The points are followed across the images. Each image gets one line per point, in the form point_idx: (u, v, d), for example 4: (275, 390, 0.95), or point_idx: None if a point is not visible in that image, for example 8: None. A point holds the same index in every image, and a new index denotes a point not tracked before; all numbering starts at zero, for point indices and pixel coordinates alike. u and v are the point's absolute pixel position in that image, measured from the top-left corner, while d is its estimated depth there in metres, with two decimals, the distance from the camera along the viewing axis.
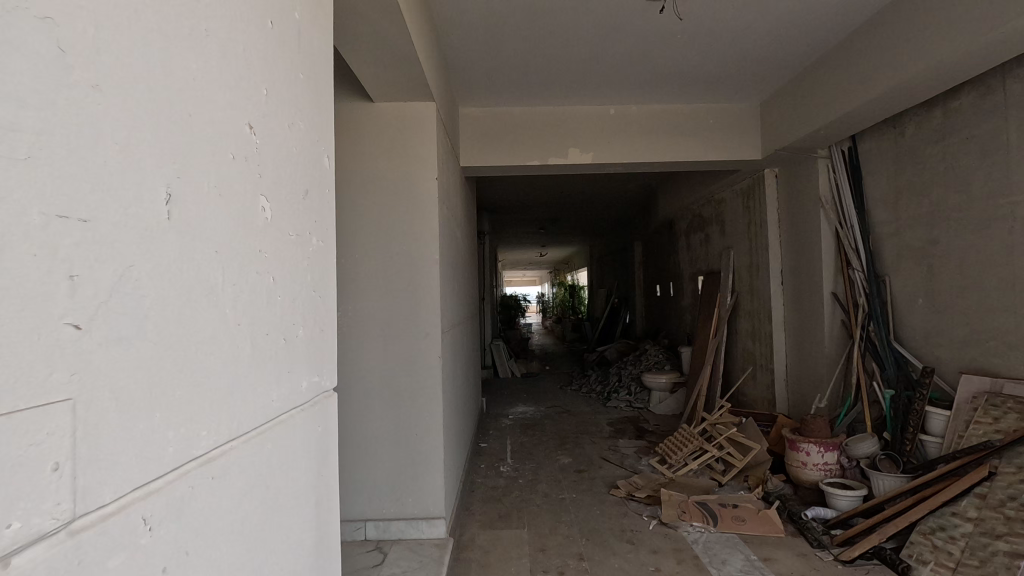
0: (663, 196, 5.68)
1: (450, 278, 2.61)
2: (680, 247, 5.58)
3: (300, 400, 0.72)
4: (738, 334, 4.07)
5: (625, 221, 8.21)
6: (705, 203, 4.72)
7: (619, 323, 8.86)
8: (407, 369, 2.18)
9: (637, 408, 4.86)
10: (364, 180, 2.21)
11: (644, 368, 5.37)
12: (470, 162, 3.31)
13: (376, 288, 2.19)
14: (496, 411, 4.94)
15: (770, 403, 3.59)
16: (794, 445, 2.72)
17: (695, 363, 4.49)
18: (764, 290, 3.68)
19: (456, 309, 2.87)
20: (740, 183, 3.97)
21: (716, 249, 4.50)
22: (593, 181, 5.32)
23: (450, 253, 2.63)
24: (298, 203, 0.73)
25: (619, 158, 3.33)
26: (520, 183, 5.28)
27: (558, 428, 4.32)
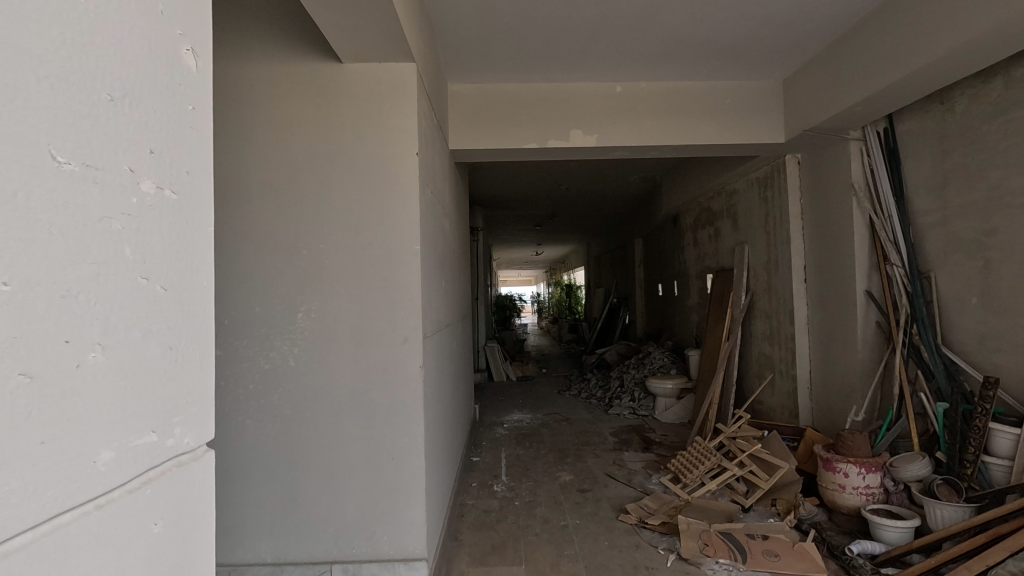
0: (667, 189, 5.33)
1: (435, 274, 2.25)
2: (686, 243, 5.23)
3: (99, 487, 0.38)
4: (754, 337, 3.73)
5: (625, 217, 7.86)
6: (715, 195, 4.37)
7: (619, 324, 8.50)
8: (383, 382, 1.83)
9: (642, 416, 4.51)
10: (328, 156, 1.84)
11: (648, 372, 5.02)
12: (460, 145, 2.95)
13: (345, 285, 1.84)
14: (490, 420, 4.58)
15: (792, 414, 3.26)
16: (830, 465, 2.38)
17: (706, 368, 4.15)
18: (784, 288, 3.35)
19: (444, 310, 2.52)
20: (755, 172, 3.63)
21: (728, 244, 4.16)
22: (594, 171, 4.96)
23: (435, 245, 2.28)
24: (101, 117, 0.39)
25: (628, 141, 2.98)
26: (516, 173, 4.93)
27: (557, 438, 3.98)
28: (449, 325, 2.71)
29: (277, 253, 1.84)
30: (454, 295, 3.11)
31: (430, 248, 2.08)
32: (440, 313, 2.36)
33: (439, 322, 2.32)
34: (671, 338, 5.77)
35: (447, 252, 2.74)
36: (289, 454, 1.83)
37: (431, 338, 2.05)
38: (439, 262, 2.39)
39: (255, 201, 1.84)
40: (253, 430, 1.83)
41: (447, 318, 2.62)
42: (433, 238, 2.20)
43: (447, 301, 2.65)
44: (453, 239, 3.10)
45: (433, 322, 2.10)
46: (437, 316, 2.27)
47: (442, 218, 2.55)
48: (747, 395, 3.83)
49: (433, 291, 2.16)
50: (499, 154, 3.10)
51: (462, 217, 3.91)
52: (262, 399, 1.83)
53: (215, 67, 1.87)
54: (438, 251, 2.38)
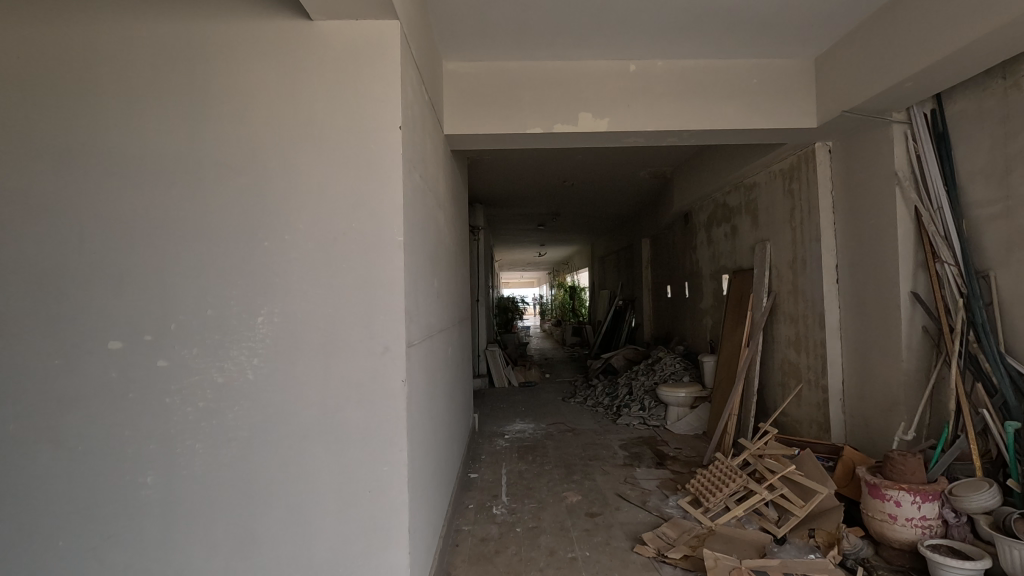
0: (678, 185, 5.03)
1: (426, 271, 1.97)
2: (699, 242, 4.92)
3: None
4: (777, 342, 3.42)
5: (632, 216, 7.57)
6: (733, 189, 4.06)
7: (625, 327, 8.20)
8: (359, 398, 1.54)
9: (654, 427, 4.20)
10: (294, 130, 1.56)
11: (659, 379, 4.71)
12: (455, 129, 2.65)
13: (314, 285, 1.55)
14: (491, 430, 4.28)
15: (823, 428, 2.95)
16: (878, 492, 2.07)
17: (723, 375, 3.85)
18: (812, 290, 3.04)
19: (436, 314, 2.23)
20: (779, 163, 3.33)
21: (747, 243, 3.87)
22: (601, 164, 4.66)
23: (425, 239, 1.98)
24: None
25: (643, 126, 2.69)
26: (519, 165, 4.64)
27: (562, 451, 3.68)
28: (442, 330, 2.42)
29: (234, 246, 1.54)
30: (450, 296, 2.82)
31: (418, 241, 1.80)
32: (431, 316, 2.07)
33: (430, 328, 2.03)
34: (682, 343, 5.46)
35: (440, 250, 2.45)
36: (246, 485, 1.53)
37: (419, 344, 1.77)
38: (430, 259, 2.10)
39: (208, 184, 1.55)
40: (204, 457, 1.53)
41: (440, 322, 2.34)
42: (422, 230, 1.91)
43: (440, 303, 2.36)
44: (449, 233, 2.81)
45: (421, 327, 1.82)
46: (427, 320, 1.97)
47: (434, 209, 2.25)
48: (768, 405, 3.52)
49: (423, 291, 1.88)
50: (499, 140, 2.81)
51: (460, 213, 3.61)
52: (214, 418, 1.53)
53: (158, 25, 1.57)
54: (429, 246, 2.09)
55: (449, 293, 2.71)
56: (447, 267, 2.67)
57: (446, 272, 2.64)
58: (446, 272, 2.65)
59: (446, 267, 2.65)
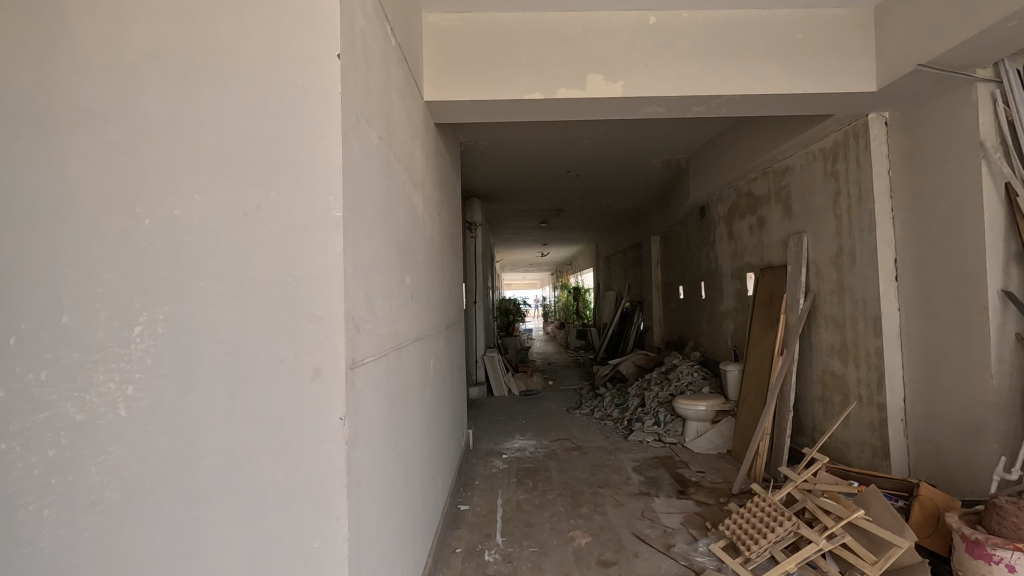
0: (694, 174, 4.56)
1: (390, 265, 1.50)
2: (718, 237, 4.45)
3: None
4: (817, 351, 2.95)
5: (641, 212, 7.10)
6: (760, 176, 3.59)
7: (633, 331, 7.73)
8: (281, 441, 1.08)
9: (671, 446, 3.73)
10: (188, 60, 1.10)
11: (675, 390, 4.23)
12: (437, 96, 2.19)
13: (214, 280, 1.08)
14: (486, 449, 3.80)
15: (879, 455, 2.48)
16: (981, 552, 1.59)
17: (751, 388, 3.38)
18: (864, 290, 2.56)
19: (409, 321, 1.77)
20: (820, 141, 2.86)
21: (777, 236, 3.39)
22: (609, 149, 4.18)
23: (390, 222, 1.52)
24: None
25: (664, 90, 2.23)
26: (518, 149, 4.17)
27: (567, 476, 3.20)
28: (419, 338, 1.95)
29: (100, 226, 1.07)
30: (433, 298, 2.35)
31: (375, 225, 1.34)
32: (399, 324, 1.60)
33: (397, 339, 1.57)
34: (698, 349, 4.98)
35: (417, 239, 1.99)
36: (115, 572, 1.06)
37: (376, 362, 1.31)
38: (398, 249, 1.64)
39: (57, 134, 1.07)
40: (55, 529, 1.06)
41: (415, 331, 1.87)
42: (383, 209, 1.45)
43: (416, 307, 1.90)
44: (431, 222, 2.34)
45: (380, 339, 1.36)
46: (392, 329, 1.52)
47: (406, 187, 1.79)
48: (806, 423, 3.04)
49: (384, 291, 1.42)
50: (491, 109, 2.35)
51: (449, 202, 3.14)
52: (69, 473, 1.06)
53: None
54: (397, 233, 1.62)
55: (430, 295, 2.24)
56: (427, 262, 2.20)
57: (426, 269, 2.17)
58: (426, 269, 2.18)
59: (426, 262, 2.18)
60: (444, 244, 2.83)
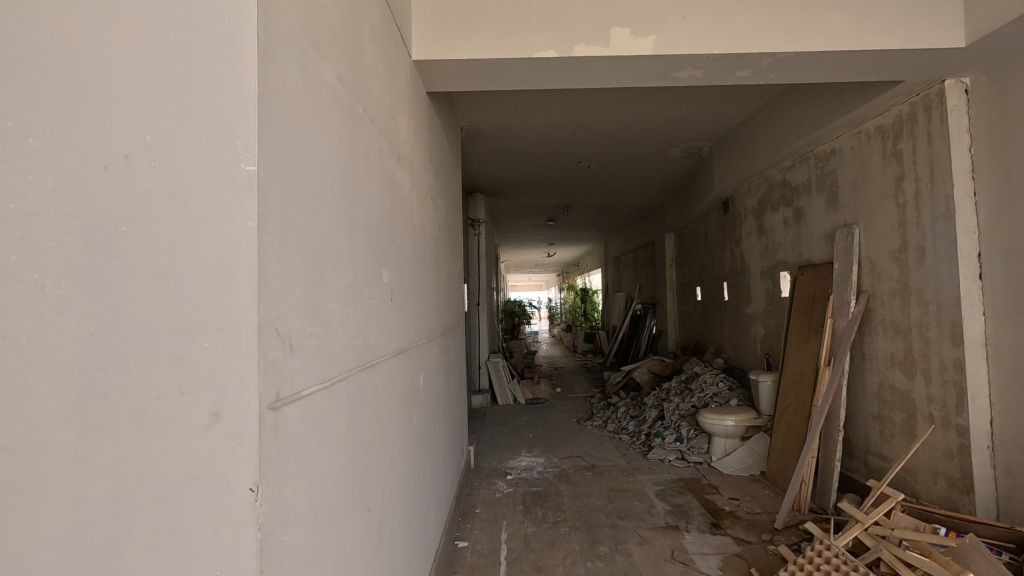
0: (718, 164, 4.16)
1: (355, 254, 1.11)
2: (745, 233, 4.04)
3: None
4: (872, 362, 2.54)
5: (654, 208, 6.70)
6: (797, 162, 3.19)
7: (645, 335, 7.33)
8: (155, 532, 0.64)
9: (696, 466, 3.34)
10: None
11: (698, 402, 3.83)
12: (427, 53, 1.80)
13: (27, 269, 0.59)
14: (490, 469, 3.41)
15: (958, 488, 2.06)
16: None
17: (790, 403, 2.97)
18: (937, 291, 2.15)
19: (388, 330, 1.38)
20: (877, 116, 2.46)
21: (818, 228, 2.99)
22: (626, 133, 3.78)
23: (356, 197, 1.13)
24: None
25: (704, 46, 1.83)
26: (524, 134, 3.78)
27: (581, 503, 2.81)
28: (403, 349, 1.56)
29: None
30: (425, 300, 1.96)
31: (328, 196, 0.96)
32: (370, 334, 1.21)
33: (366, 355, 1.18)
34: (721, 355, 4.58)
35: (402, 225, 1.60)
36: None
37: (325, 391, 0.92)
38: (371, 234, 1.25)
39: None
40: None
41: (397, 342, 1.49)
42: (345, 177, 1.06)
43: (398, 311, 1.51)
44: (422, 208, 1.96)
45: (334, 358, 0.97)
46: (358, 341, 1.13)
47: (385, 157, 1.40)
48: (858, 444, 2.64)
49: (343, 291, 1.03)
50: (494, 72, 1.96)
51: (447, 189, 2.76)
52: None
53: None
54: (369, 214, 1.23)
55: (419, 296, 1.85)
56: (416, 257, 1.81)
57: (415, 266, 1.79)
58: (415, 265, 1.79)
59: (415, 257, 1.79)
60: (440, 237, 2.45)
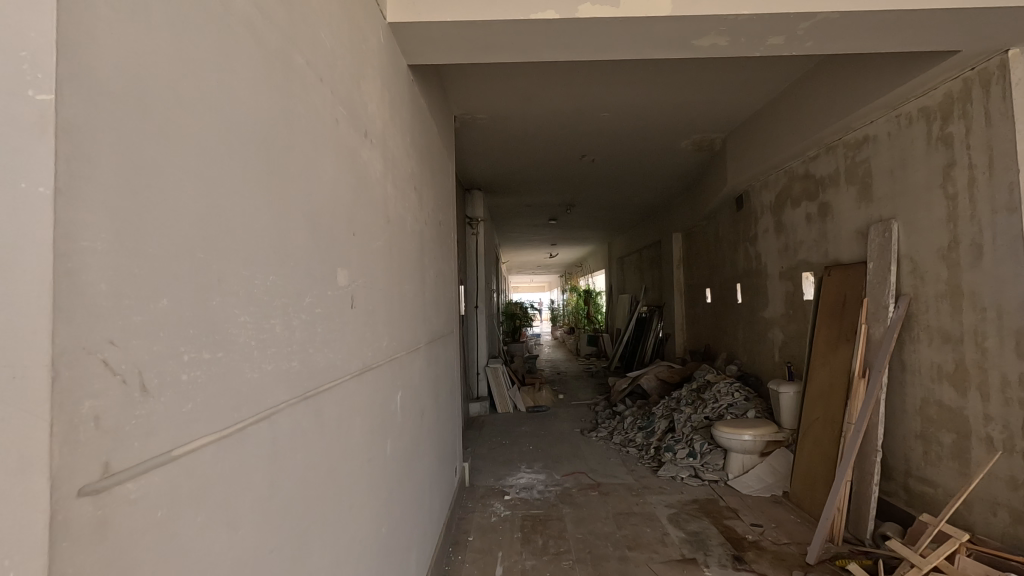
0: (732, 157, 3.87)
1: (286, 250, 0.83)
2: (761, 230, 3.76)
3: None
4: (914, 374, 2.25)
5: (661, 206, 6.42)
6: (823, 152, 2.91)
7: (651, 339, 7.04)
8: None
9: (712, 486, 3.06)
10: None
11: (712, 414, 3.54)
12: (404, 15, 1.53)
13: None
14: (486, 487, 3.13)
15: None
16: None
17: (818, 418, 2.68)
18: (997, 294, 1.86)
19: (344, 345, 1.10)
20: (921, 97, 2.18)
21: (847, 224, 2.71)
22: (633, 121, 3.50)
23: (288, 172, 0.85)
24: None
25: (733, 6, 1.55)
26: (523, 123, 3.50)
27: (586, 530, 2.52)
28: (371, 366, 1.28)
29: None
30: (405, 304, 1.69)
31: (229, 164, 0.67)
32: (315, 355, 0.94)
33: (307, 382, 0.90)
34: (734, 362, 4.29)
35: (371, 217, 1.32)
36: None
37: (221, 445, 0.63)
38: (317, 225, 0.97)
39: None
40: None
41: (361, 360, 1.21)
42: (267, 143, 0.78)
43: (363, 320, 1.23)
44: (401, 197, 1.68)
45: (241, 396, 0.68)
46: (293, 365, 0.85)
47: (344, 130, 1.13)
48: (896, 465, 2.35)
49: (261, 300, 0.74)
50: (485, 39, 1.69)
51: (437, 181, 2.48)
52: None
53: None
54: (313, 198, 0.95)
55: (397, 300, 1.58)
56: (392, 253, 1.53)
57: (390, 266, 1.51)
58: (391, 265, 1.51)
59: (391, 255, 1.52)
60: (427, 233, 2.17)
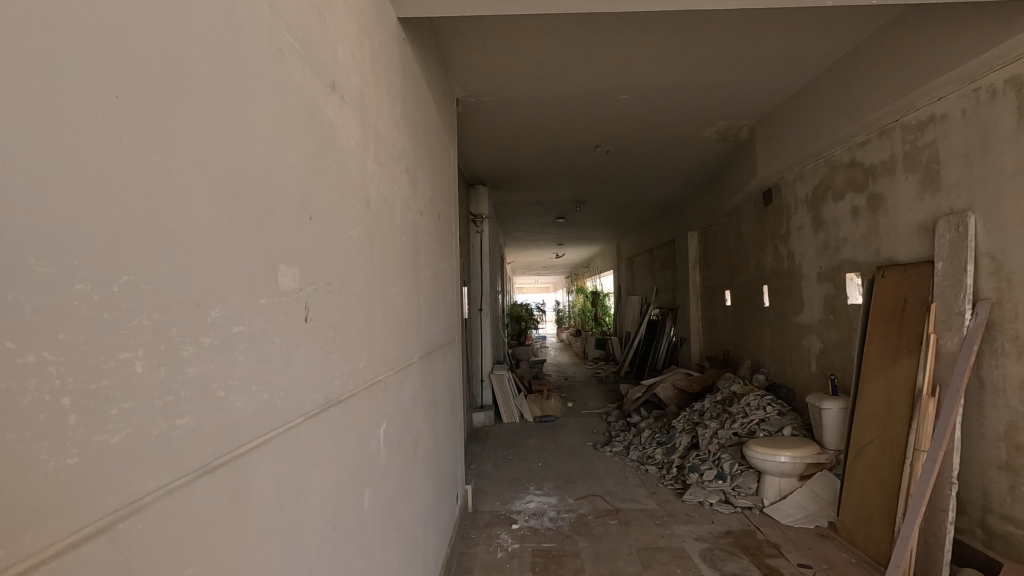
0: (761, 146, 3.53)
1: (168, 234, 0.50)
2: (795, 227, 3.42)
3: None
4: (996, 393, 1.91)
5: (676, 203, 6.08)
6: (875, 137, 2.56)
7: (664, 343, 6.70)
8: None
9: (745, 514, 2.72)
10: None
11: (741, 430, 3.21)
12: None
13: None
14: (492, 514, 2.80)
15: None
16: None
17: (872, 441, 2.34)
18: None
19: (290, 378, 0.76)
20: (1008, 66, 1.85)
21: (905, 217, 2.37)
22: (653, 105, 3.17)
23: (177, 106, 0.52)
24: None
25: None
26: (532, 108, 3.18)
27: (606, 570, 2.19)
28: (339, 400, 0.95)
29: None
30: (392, 313, 1.36)
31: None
32: (234, 401, 0.61)
33: (212, 447, 0.56)
34: (761, 371, 3.94)
35: (341, 198, 1.00)
36: None
37: None
38: (241, 198, 0.63)
39: None
40: None
41: (320, 394, 0.87)
42: (124, 47, 0.45)
43: (325, 339, 0.90)
44: (388, 178, 1.35)
45: (18, 509, 0.35)
46: (183, 423, 0.52)
47: (299, 73, 0.81)
48: (972, 499, 2.00)
49: (100, 318, 0.42)
50: None
51: (436, 168, 2.16)
52: None
53: None
54: (233, 157, 0.62)
55: (381, 310, 1.25)
56: (374, 250, 1.20)
57: (370, 266, 1.18)
58: (371, 263, 1.18)
59: (372, 251, 1.19)
60: (423, 226, 1.84)
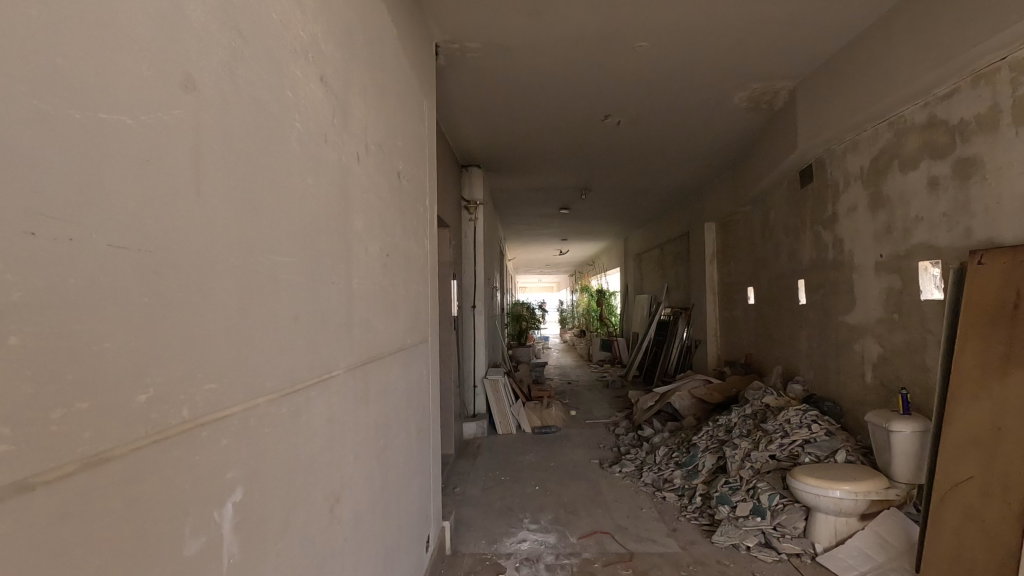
0: (803, 113, 2.97)
1: None
2: (844, 209, 2.85)
3: None
4: None
5: (693, 192, 5.51)
6: (968, 85, 1.99)
7: (676, 346, 6.13)
8: None
9: (794, 564, 2.15)
10: None
11: (780, 452, 2.65)
12: None
13: None
14: (475, 558, 2.24)
15: None
16: None
17: (971, 476, 1.78)
18: None
19: None
20: None
21: (1012, 185, 1.80)
22: (673, 57, 2.62)
23: None
24: None
25: None
26: (529, 60, 2.62)
27: None
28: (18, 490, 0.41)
29: None
30: (273, 296, 0.80)
31: None
32: None
33: None
34: (796, 379, 3.38)
35: (47, 27, 0.45)
36: None
37: None
38: None
39: None
40: None
41: None
42: None
43: None
44: (265, 68, 0.80)
45: None
46: None
47: None
48: None
49: None
50: None
51: (397, 112, 1.62)
52: None
53: None
54: None
55: (232, 290, 0.69)
56: (205, 178, 0.64)
57: (194, 204, 0.62)
58: (198, 200, 0.62)
59: (199, 179, 0.63)
60: (365, 180, 1.29)
